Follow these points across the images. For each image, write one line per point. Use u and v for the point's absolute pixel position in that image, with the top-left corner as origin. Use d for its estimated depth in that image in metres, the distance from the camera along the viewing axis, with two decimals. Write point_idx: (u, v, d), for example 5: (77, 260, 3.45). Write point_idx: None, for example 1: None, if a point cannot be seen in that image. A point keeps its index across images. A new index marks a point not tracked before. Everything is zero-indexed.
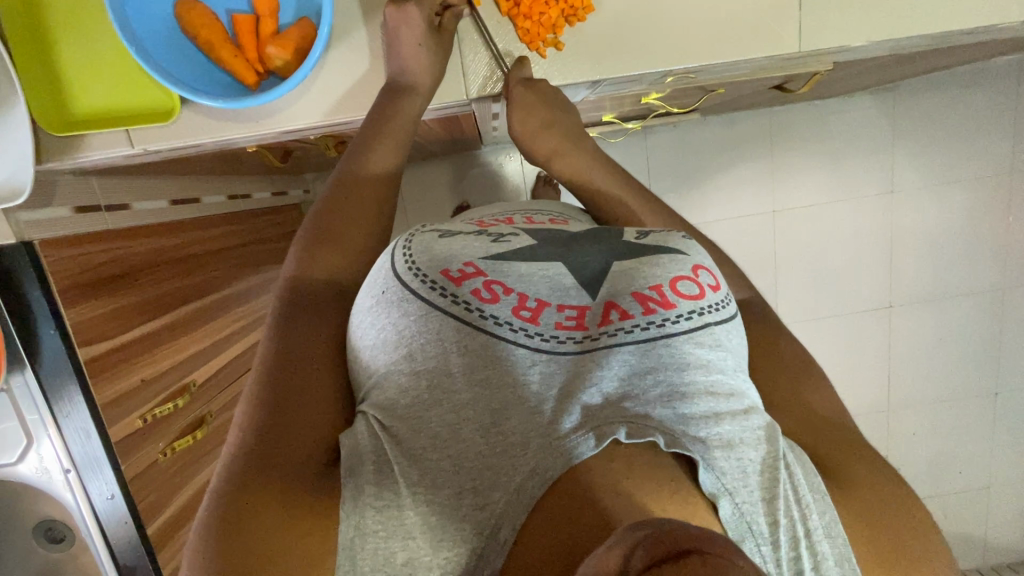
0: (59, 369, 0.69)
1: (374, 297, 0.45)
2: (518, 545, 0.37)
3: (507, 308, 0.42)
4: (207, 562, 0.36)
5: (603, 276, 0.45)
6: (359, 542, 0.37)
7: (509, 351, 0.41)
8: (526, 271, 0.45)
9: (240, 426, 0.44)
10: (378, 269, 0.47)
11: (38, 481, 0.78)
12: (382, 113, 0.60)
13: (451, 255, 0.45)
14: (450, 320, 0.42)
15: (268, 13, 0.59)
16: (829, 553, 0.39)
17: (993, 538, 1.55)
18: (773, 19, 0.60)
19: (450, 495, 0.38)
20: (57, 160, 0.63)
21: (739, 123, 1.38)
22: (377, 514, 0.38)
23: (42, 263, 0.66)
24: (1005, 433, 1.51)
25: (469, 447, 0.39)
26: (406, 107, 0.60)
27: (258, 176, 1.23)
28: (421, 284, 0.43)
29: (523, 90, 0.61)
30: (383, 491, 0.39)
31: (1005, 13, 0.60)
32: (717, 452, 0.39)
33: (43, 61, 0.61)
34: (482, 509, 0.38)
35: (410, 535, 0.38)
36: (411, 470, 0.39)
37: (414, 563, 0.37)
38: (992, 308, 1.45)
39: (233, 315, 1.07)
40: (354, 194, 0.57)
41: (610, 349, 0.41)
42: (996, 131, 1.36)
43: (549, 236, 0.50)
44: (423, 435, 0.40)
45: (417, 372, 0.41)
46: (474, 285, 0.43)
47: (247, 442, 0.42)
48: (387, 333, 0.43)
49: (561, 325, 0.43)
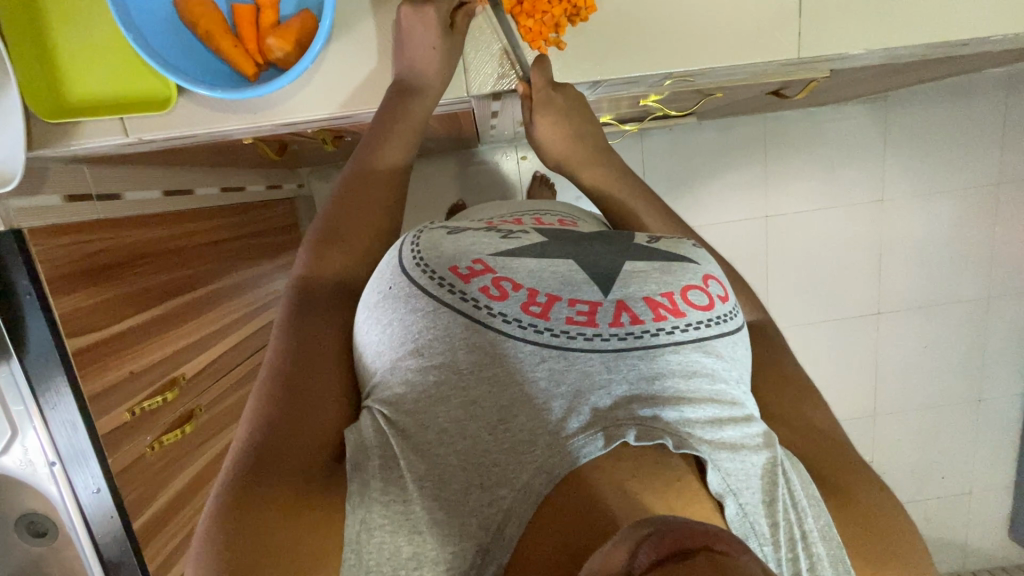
0: (45, 361, 0.67)
1: (381, 293, 0.45)
2: (523, 543, 0.37)
3: (516, 305, 0.42)
4: (212, 550, 0.36)
5: (616, 275, 0.45)
6: (365, 536, 0.37)
7: (516, 347, 0.41)
8: (536, 267, 0.45)
9: (247, 420, 0.44)
10: (385, 265, 0.47)
11: (23, 474, 0.76)
12: (394, 114, 0.60)
13: (461, 252, 0.45)
14: (458, 317, 0.42)
15: (269, 5, 0.58)
16: (825, 554, 0.40)
17: (972, 543, 1.58)
18: (774, 25, 0.61)
19: (457, 490, 0.38)
20: (51, 148, 0.62)
21: (734, 127, 1.39)
22: (384, 508, 0.38)
23: (31, 251, 0.65)
24: (986, 439, 1.55)
25: (476, 443, 0.39)
26: (416, 110, 0.61)
27: (250, 168, 1.22)
28: (429, 281, 0.44)
29: (550, 94, 0.64)
30: (390, 485, 0.39)
31: (1002, 25, 0.61)
32: (723, 454, 0.40)
33: (36, 47, 0.59)
34: (488, 505, 0.38)
35: (416, 530, 0.38)
36: (418, 464, 0.39)
37: (420, 557, 0.37)
38: (976, 316, 1.48)
39: (225, 309, 1.06)
40: (361, 195, 0.57)
41: (620, 352, 0.41)
42: (985, 142, 1.39)
43: (556, 233, 0.51)
44: (430, 430, 0.40)
45: (425, 367, 0.41)
46: (482, 283, 0.43)
47: (252, 437, 0.42)
48: (394, 329, 0.44)
49: (572, 320, 0.42)
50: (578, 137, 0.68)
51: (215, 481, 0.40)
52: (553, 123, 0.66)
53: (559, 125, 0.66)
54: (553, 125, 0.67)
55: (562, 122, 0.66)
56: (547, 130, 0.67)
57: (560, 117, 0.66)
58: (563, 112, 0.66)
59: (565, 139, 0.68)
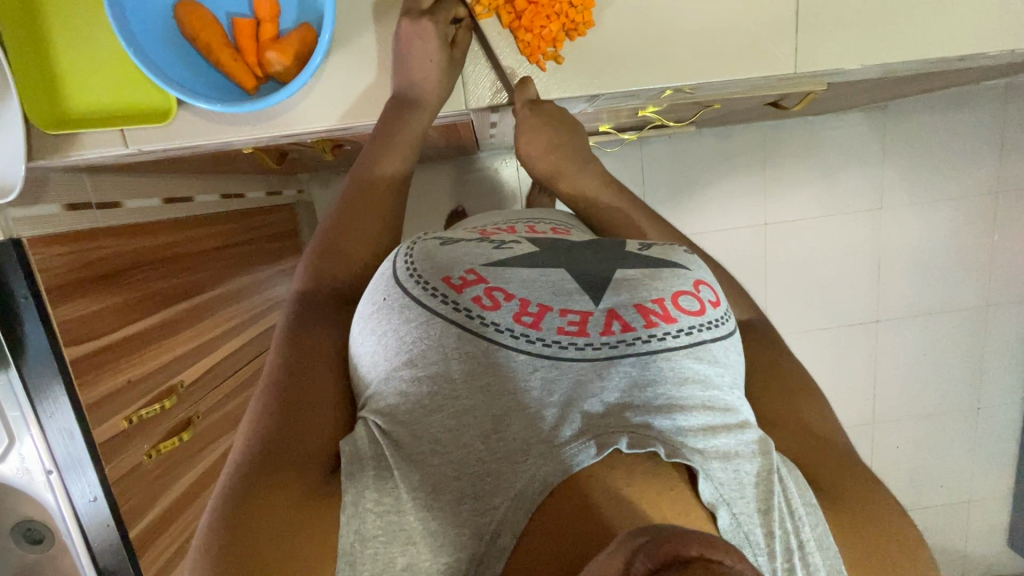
0: (43, 369, 0.68)
1: (375, 303, 0.45)
2: (517, 552, 0.37)
3: (508, 315, 0.42)
4: (207, 560, 0.36)
5: (608, 283, 0.45)
6: (359, 547, 0.37)
7: (509, 356, 0.41)
8: (529, 276, 0.45)
9: (243, 431, 0.44)
10: (379, 275, 0.48)
11: (19, 481, 0.76)
12: (390, 125, 0.61)
13: (454, 263, 0.45)
14: (451, 327, 0.42)
15: (268, 18, 0.59)
16: (820, 563, 0.40)
17: (972, 552, 1.57)
18: (770, 39, 0.61)
19: (450, 499, 0.38)
20: (51, 158, 0.63)
21: (733, 135, 1.39)
22: (378, 519, 0.38)
23: (31, 260, 0.65)
24: (985, 447, 1.54)
25: (470, 452, 0.39)
26: (414, 122, 0.61)
27: (250, 176, 1.22)
28: (423, 291, 0.44)
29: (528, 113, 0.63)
30: (383, 495, 0.39)
31: (996, 41, 0.62)
32: (715, 463, 0.40)
33: (37, 59, 0.60)
34: (482, 514, 0.38)
35: (410, 541, 0.38)
36: (412, 474, 0.39)
37: (414, 568, 0.37)
38: (975, 324, 1.48)
39: (224, 315, 1.06)
40: (356, 205, 0.58)
41: (611, 360, 0.41)
42: (984, 152, 1.40)
43: (550, 243, 0.51)
44: (424, 439, 0.40)
45: (419, 377, 0.41)
46: (475, 293, 0.43)
47: (249, 448, 0.42)
48: (388, 340, 0.44)
49: (564, 330, 0.42)
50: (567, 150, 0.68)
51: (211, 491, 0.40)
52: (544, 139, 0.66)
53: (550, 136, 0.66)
54: (533, 141, 0.66)
55: (541, 137, 0.66)
56: (532, 143, 0.67)
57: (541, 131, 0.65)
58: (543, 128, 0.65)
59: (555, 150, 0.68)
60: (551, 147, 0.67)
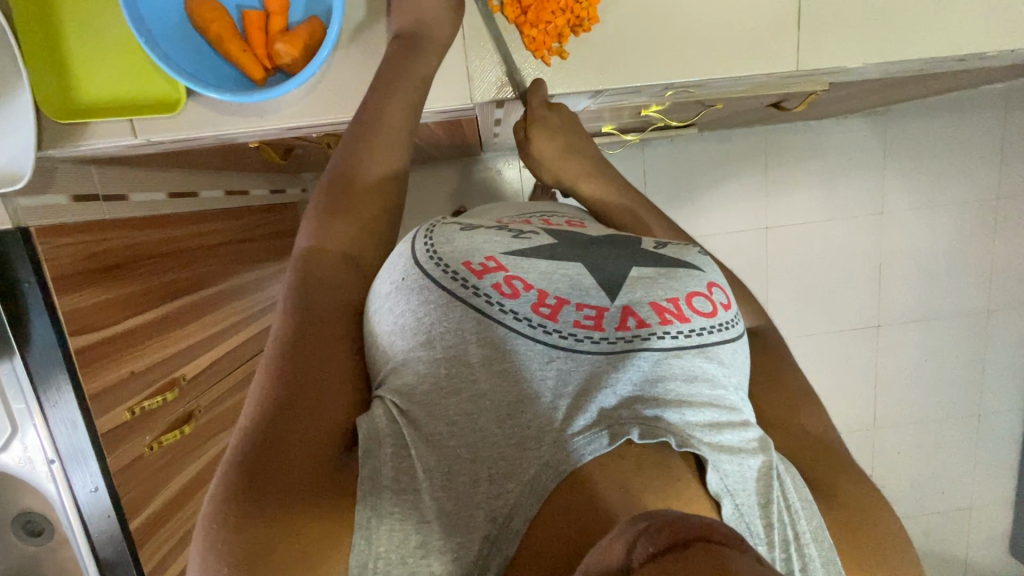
0: (48, 358, 0.68)
1: (393, 284, 0.46)
2: (530, 535, 0.37)
3: (526, 305, 0.43)
4: (220, 536, 0.36)
5: (625, 279, 0.46)
6: (376, 523, 0.37)
7: (526, 344, 0.42)
8: (548, 268, 0.46)
9: (254, 399, 0.43)
10: (398, 256, 0.48)
11: (21, 471, 0.77)
12: (395, 69, 0.58)
13: (474, 249, 0.46)
14: (469, 312, 0.43)
15: (278, 11, 0.60)
16: (816, 556, 0.40)
17: (972, 559, 1.57)
18: (774, 38, 0.62)
19: (465, 482, 0.39)
20: (60, 148, 0.63)
21: (735, 139, 1.40)
22: (394, 498, 0.38)
23: (37, 250, 0.65)
24: (985, 453, 1.54)
25: (486, 436, 0.40)
26: (421, 64, 0.59)
27: (255, 173, 1.23)
28: (443, 274, 0.44)
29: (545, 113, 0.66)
30: (401, 476, 0.39)
31: (995, 42, 0.63)
32: (721, 456, 0.40)
33: (49, 49, 0.61)
34: (496, 498, 0.38)
35: (424, 519, 0.38)
36: (428, 454, 0.40)
37: (428, 546, 0.37)
38: (976, 329, 1.48)
39: (227, 310, 1.06)
40: (370, 176, 0.57)
41: (628, 354, 0.42)
42: (985, 158, 1.40)
43: (567, 236, 0.51)
44: (440, 421, 0.41)
45: (436, 359, 0.42)
46: (495, 280, 0.44)
47: (262, 415, 0.41)
48: (406, 320, 0.44)
49: (580, 323, 0.43)
50: (575, 152, 0.71)
51: (220, 461, 0.40)
52: (550, 141, 0.69)
53: (556, 138, 0.69)
54: (549, 141, 0.69)
55: (556, 138, 0.69)
56: (545, 146, 0.69)
57: (556, 134, 0.68)
58: (557, 129, 0.68)
59: (564, 152, 0.70)
60: (566, 152, 0.70)
